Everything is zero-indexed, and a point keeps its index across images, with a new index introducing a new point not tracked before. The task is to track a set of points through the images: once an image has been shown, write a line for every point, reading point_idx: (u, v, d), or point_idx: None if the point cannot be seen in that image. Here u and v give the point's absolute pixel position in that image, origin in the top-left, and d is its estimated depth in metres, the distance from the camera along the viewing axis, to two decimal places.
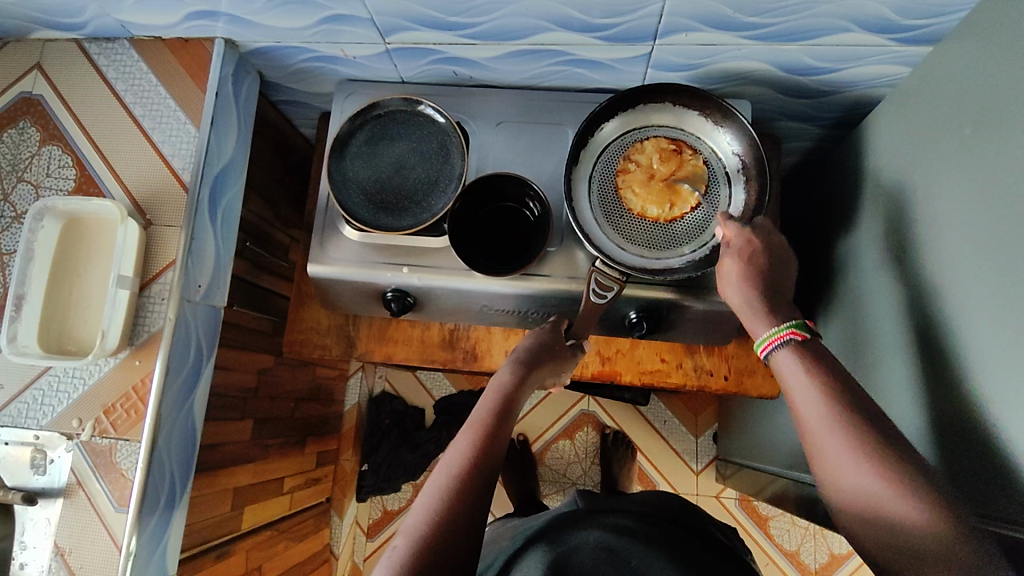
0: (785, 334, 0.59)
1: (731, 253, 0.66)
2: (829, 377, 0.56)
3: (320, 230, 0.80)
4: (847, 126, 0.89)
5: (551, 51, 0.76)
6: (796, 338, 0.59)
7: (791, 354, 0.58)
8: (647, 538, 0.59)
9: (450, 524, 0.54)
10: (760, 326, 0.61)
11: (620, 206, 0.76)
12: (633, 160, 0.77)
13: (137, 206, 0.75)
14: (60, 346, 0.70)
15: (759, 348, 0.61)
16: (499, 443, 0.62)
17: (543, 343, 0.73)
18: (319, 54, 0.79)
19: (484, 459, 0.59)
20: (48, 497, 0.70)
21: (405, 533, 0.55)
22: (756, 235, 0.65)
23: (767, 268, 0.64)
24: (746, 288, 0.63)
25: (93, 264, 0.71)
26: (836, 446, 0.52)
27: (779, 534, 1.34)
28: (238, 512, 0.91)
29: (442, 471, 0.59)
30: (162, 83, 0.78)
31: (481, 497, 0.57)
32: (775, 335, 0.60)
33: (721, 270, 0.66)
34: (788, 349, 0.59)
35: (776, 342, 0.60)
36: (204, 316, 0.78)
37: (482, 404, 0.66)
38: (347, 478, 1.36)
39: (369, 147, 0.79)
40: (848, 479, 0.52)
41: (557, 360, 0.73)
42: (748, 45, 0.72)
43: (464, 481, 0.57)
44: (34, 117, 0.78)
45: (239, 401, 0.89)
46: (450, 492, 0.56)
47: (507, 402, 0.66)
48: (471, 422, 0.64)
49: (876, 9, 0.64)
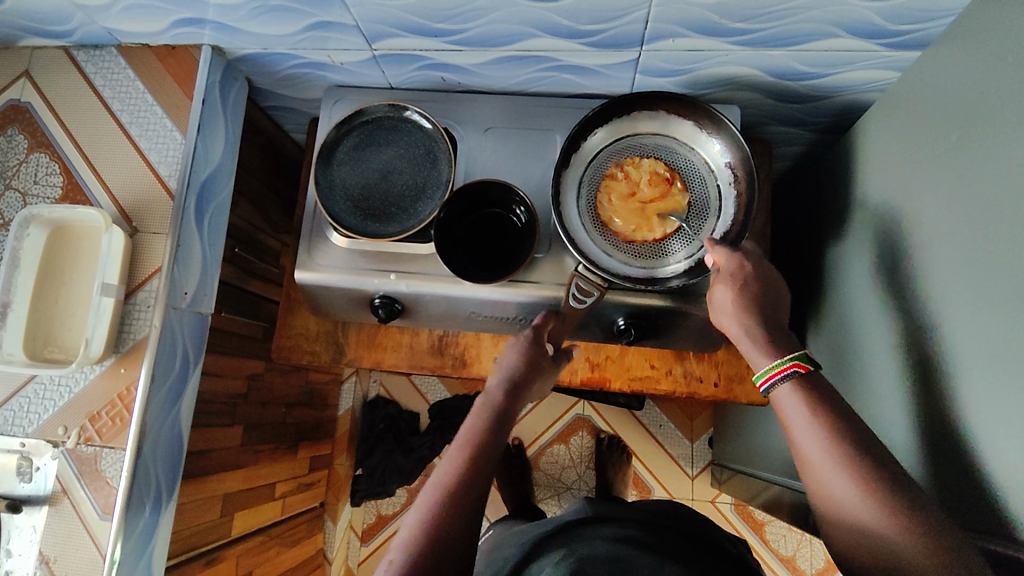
0: (787, 367, 0.57)
1: (723, 279, 0.65)
2: (829, 406, 0.54)
3: (308, 237, 0.80)
4: (838, 130, 0.88)
5: (538, 57, 0.75)
6: (799, 371, 0.56)
7: (792, 386, 0.56)
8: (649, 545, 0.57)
9: (438, 543, 0.54)
10: (761, 360, 0.59)
11: (600, 214, 0.76)
12: (624, 170, 0.76)
13: (123, 213, 0.75)
14: (45, 353, 0.70)
15: (759, 380, 0.59)
16: (488, 459, 0.61)
17: (531, 356, 0.71)
18: (306, 60, 0.79)
19: (472, 475, 0.58)
20: (33, 505, 0.70)
21: (399, 545, 0.54)
22: (748, 262, 0.65)
23: (760, 295, 0.63)
24: (741, 318, 0.63)
25: (78, 272, 0.71)
26: (839, 478, 0.51)
27: (775, 539, 1.33)
28: (227, 518, 0.91)
29: (435, 482, 0.58)
30: (149, 90, 0.78)
31: (474, 508, 0.57)
32: (776, 368, 0.57)
33: (713, 296, 0.66)
34: (789, 383, 0.56)
35: (778, 375, 0.57)
36: (191, 323, 0.78)
37: (471, 420, 0.66)
38: (341, 483, 1.37)
39: (356, 153, 0.79)
40: (848, 512, 0.50)
41: (546, 371, 0.72)
42: (735, 50, 0.71)
43: (453, 499, 0.56)
44: (21, 124, 0.78)
45: (227, 407, 0.89)
46: (439, 509, 0.56)
47: (497, 418, 0.65)
48: (461, 438, 0.63)
49: (864, 15, 0.64)
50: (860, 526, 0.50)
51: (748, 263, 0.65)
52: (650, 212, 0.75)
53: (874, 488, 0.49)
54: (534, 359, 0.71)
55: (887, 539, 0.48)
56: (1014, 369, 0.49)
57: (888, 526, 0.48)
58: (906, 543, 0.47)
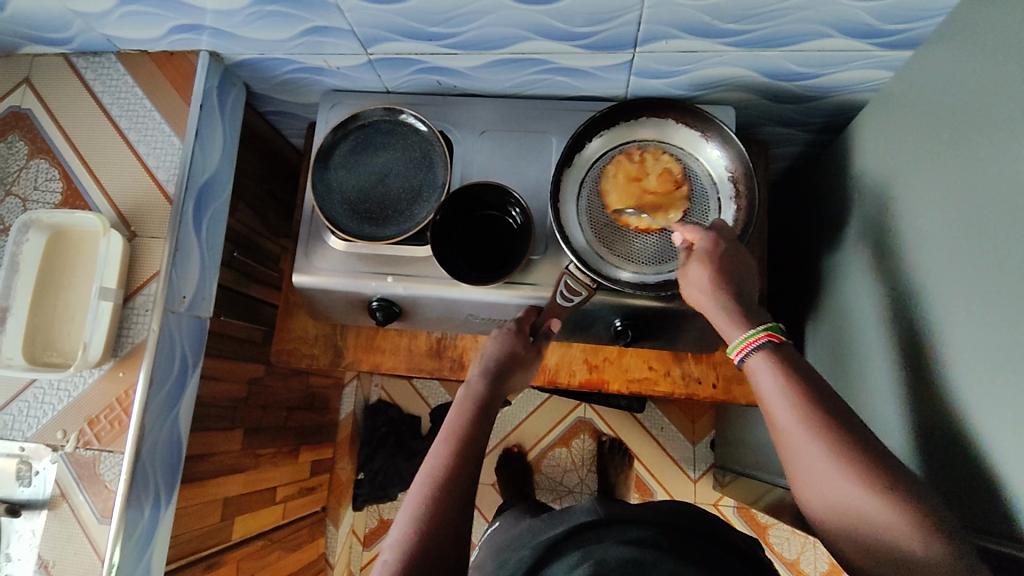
0: (760, 338, 0.57)
1: (696, 255, 0.64)
2: (800, 375, 0.55)
3: (306, 241, 0.80)
4: (834, 131, 0.88)
5: (532, 59, 0.76)
6: (772, 340, 0.57)
7: (765, 357, 0.57)
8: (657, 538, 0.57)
9: (430, 544, 0.54)
10: (736, 333, 0.59)
11: (602, 199, 0.76)
12: (647, 164, 0.77)
13: (121, 218, 0.76)
14: (44, 358, 0.70)
15: (734, 352, 0.59)
16: (474, 454, 0.60)
17: (512, 348, 0.70)
18: (303, 65, 0.79)
19: (459, 473, 0.58)
20: (32, 509, 0.71)
21: (390, 547, 0.54)
22: (721, 239, 0.65)
23: (730, 271, 0.63)
24: (713, 291, 0.62)
25: (76, 276, 0.72)
26: (809, 447, 0.51)
27: (778, 542, 1.33)
28: (228, 522, 0.91)
29: (421, 480, 0.58)
30: (147, 95, 0.78)
31: (462, 505, 0.57)
32: (748, 339, 0.58)
33: (686, 272, 0.65)
34: (762, 354, 0.57)
35: (752, 345, 0.57)
36: (189, 327, 0.78)
37: (454, 415, 0.65)
38: (343, 487, 1.36)
39: (353, 157, 0.79)
40: (820, 479, 0.51)
41: (528, 363, 0.71)
42: (729, 52, 0.72)
43: (442, 498, 0.56)
44: (22, 131, 0.79)
45: (227, 411, 0.89)
46: (428, 506, 0.56)
47: (480, 412, 0.64)
48: (445, 433, 0.62)
49: (856, 14, 0.64)
50: (833, 492, 0.50)
51: (722, 242, 0.65)
52: (649, 202, 0.75)
53: (845, 455, 0.50)
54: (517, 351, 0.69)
55: (860, 506, 0.49)
56: (1009, 366, 0.49)
57: (859, 493, 0.49)
58: (876, 509, 0.48)
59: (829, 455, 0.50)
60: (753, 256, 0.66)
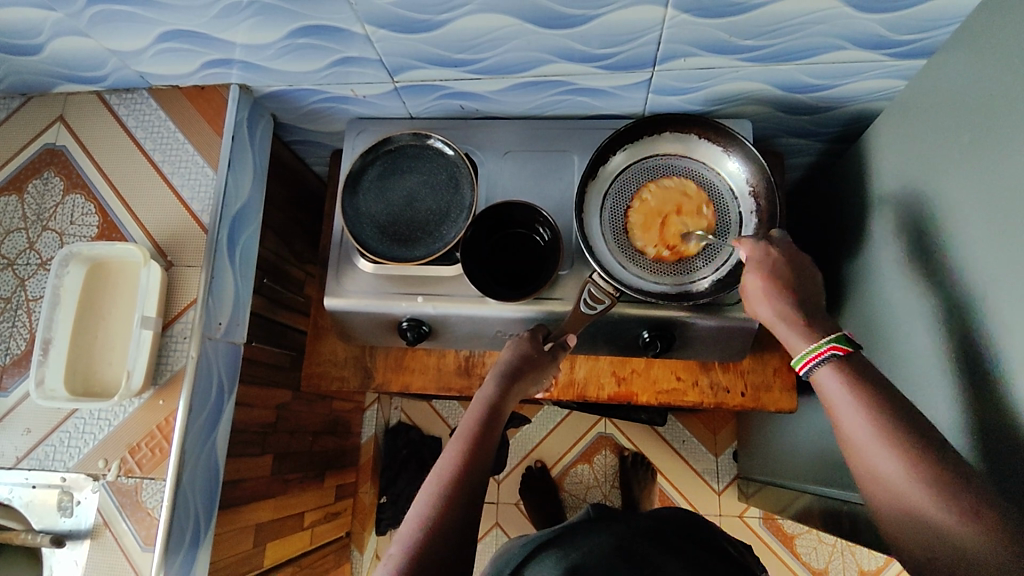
0: (825, 350, 0.58)
1: (752, 267, 0.66)
2: (868, 385, 0.54)
3: (336, 264, 0.82)
4: (848, 139, 0.90)
5: (554, 81, 0.78)
6: (837, 353, 0.57)
7: (830, 368, 0.57)
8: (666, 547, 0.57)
9: (435, 540, 0.53)
10: (801, 343, 0.61)
11: (625, 213, 0.78)
12: (683, 223, 0.76)
13: (158, 248, 0.77)
14: (86, 387, 0.71)
15: (800, 363, 0.60)
16: (486, 456, 0.60)
17: (524, 353, 0.70)
18: (330, 94, 0.81)
19: (471, 472, 0.57)
20: (75, 538, 0.71)
21: (399, 541, 0.53)
22: (774, 247, 0.67)
23: (790, 279, 0.64)
24: (780, 304, 0.63)
25: (117, 306, 0.73)
26: (879, 454, 0.51)
27: (806, 552, 1.32)
28: (260, 549, 0.91)
29: (432, 479, 0.57)
30: (179, 128, 0.81)
31: (471, 505, 0.56)
32: (816, 351, 0.58)
33: (745, 286, 0.67)
34: (829, 366, 0.57)
35: (817, 358, 0.58)
36: (225, 353, 0.79)
37: (467, 417, 0.64)
38: (366, 513, 1.37)
39: (381, 181, 0.81)
40: (893, 495, 0.50)
41: (540, 369, 0.70)
42: (745, 67, 0.74)
43: (451, 495, 0.55)
44: (57, 167, 0.81)
45: (258, 437, 0.90)
46: (438, 503, 0.55)
47: (493, 414, 0.64)
48: (459, 432, 0.62)
49: (869, 26, 0.66)
50: (905, 504, 0.49)
51: (768, 257, 0.66)
52: (668, 234, 0.76)
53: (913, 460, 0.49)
54: (529, 356, 0.70)
55: (930, 516, 0.47)
56: None
57: (932, 509, 0.47)
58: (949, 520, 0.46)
59: (899, 458, 0.50)
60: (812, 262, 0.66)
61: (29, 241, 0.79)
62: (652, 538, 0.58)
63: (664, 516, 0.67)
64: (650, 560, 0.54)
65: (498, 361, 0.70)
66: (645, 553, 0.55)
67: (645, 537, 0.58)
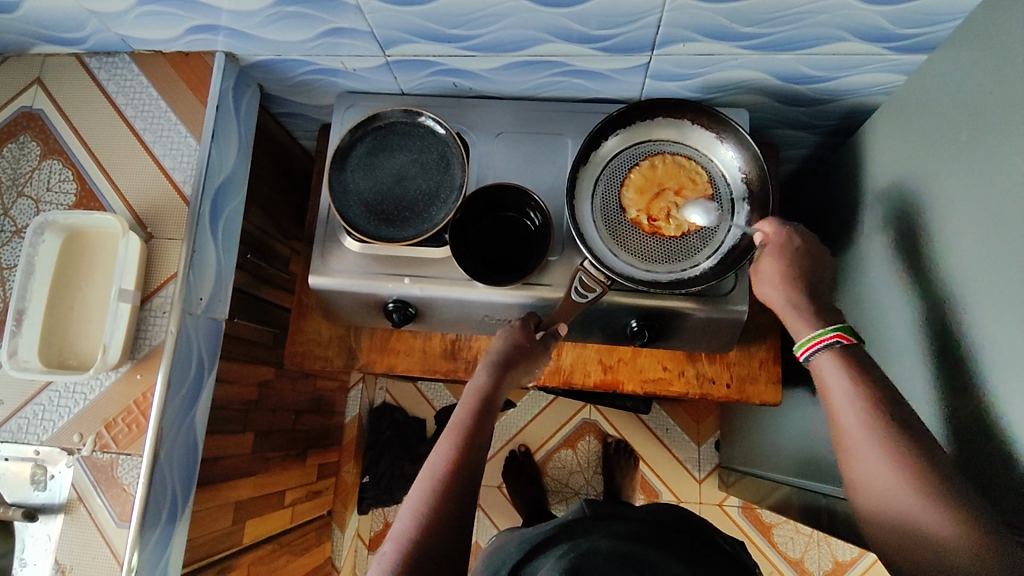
0: (830, 337, 0.57)
1: (771, 250, 0.65)
2: (869, 382, 0.54)
3: (321, 242, 0.81)
4: (844, 133, 0.89)
5: (549, 62, 0.76)
6: (842, 341, 0.57)
7: (832, 357, 0.57)
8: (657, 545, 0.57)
9: (432, 539, 0.51)
10: (805, 329, 0.60)
11: (616, 197, 0.77)
12: (670, 218, 0.76)
13: (137, 219, 0.75)
14: (60, 360, 0.69)
15: (801, 349, 0.60)
16: (481, 448, 0.58)
17: (517, 342, 0.68)
18: (319, 66, 0.79)
19: (465, 466, 0.56)
20: (48, 513, 0.70)
21: (393, 540, 0.51)
22: (797, 235, 0.65)
23: (807, 268, 0.63)
24: (788, 289, 0.62)
25: (94, 278, 0.71)
26: (865, 449, 0.51)
27: (783, 541, 1.34)
28: (239, 526, 0.90)
29: (425, 475, 0.55)
30: (163, 97, 0.78)
31: (466, 501, 0.54)
32: (819, 337, 0.58)
33: (759, 268, 0.66)
34: (831, 354, 0.57)
35: (819, 344, 0.58)
36: (205, 328, 0.77)
37: (461, 409, 0.63)
38: (348, 490, 1.35)
39: (369, 159, 0.79)
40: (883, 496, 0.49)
41: (532, 358, 0.69)
42: (745, 55, 0.73)
43: (447, 487, 0.54)
44: (34, 131, 0.78)
45: (240, 414, 0.89)
46: (433, 501, 0.53)
47: (485, 406, 0.63)
48: (451, 424, 0.60)
49: (871, 18, 0.65)
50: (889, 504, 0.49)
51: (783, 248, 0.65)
52: (657, 215, 0.76)
53: (901, 458, 0.49)
54: (522, 345, 0.68)
55: (907, 511, 0.48)
56: None
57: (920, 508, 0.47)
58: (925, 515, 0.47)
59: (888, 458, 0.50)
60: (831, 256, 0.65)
61: (4, 207, 0.77)
62: (642, 536, 0.58)
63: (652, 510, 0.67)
64: (649, 565, 0.53)
65: (489, 352, 0.68)
66: (644, 559, 0.54)
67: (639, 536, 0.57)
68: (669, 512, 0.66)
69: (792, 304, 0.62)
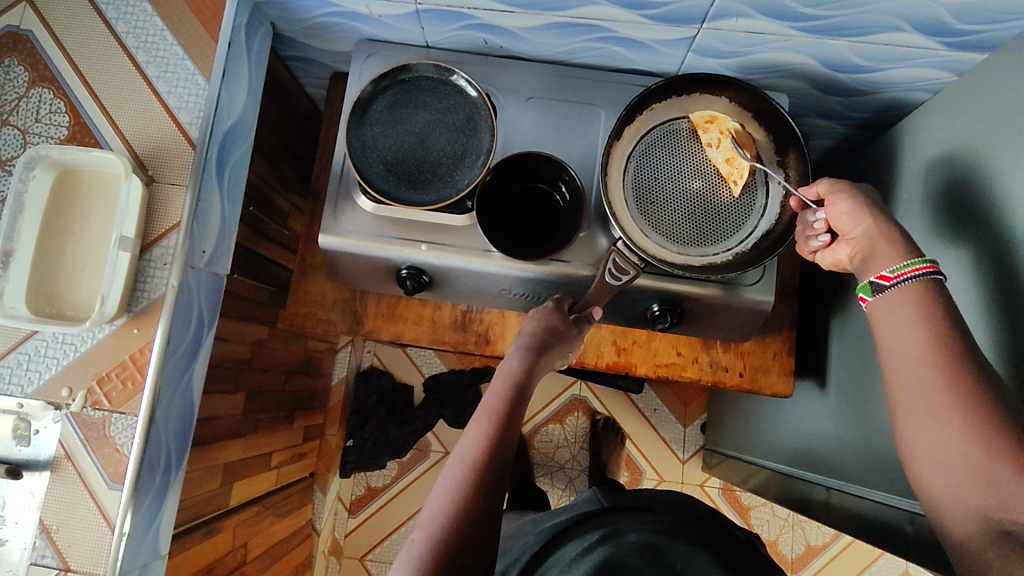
0: (922, 266, 0.54)
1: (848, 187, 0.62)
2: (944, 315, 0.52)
3: (334, 199, 0.76)
4: (875, 127, 0.88)
5: (591, 26, 0.72)
6: (935, 271, 0.54)
7: (918, 288, 0.53)
8: (685, 538, 0.57)
9: (464, 528, 0.51)
10: (887, 258, 0.56)
11: (651, 174, 0.74)
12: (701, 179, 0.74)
13: (138, 160, 0.70)
14: (50, 308, 0.64)
15: (890, 275, 0.55)
16: (513, 436, 0.58)
17: (551, 324, 0.67)
18: (341, 9, 0.73)
19: (497, 456, 0.56)
20: (33, 470, 0.65)
21: (423, 526, 0.52)
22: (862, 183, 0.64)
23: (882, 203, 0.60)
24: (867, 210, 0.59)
25: (89, 222, 0.65)
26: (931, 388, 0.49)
27: (759, 524, 1.37)
28: (227, 488, 0.87)
29: (456, 461, 0.56)
30: (169, 27, 0.71)
31: (496, 490, 0.54)
32: (911, 266, 0.54)
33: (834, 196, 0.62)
34: (916, 285, 0.54)
35: (909, 273, 0.54)
36: (207, 283, 0.72)
37: (491, 393, 0.63)
38: (331, 454, 1.31)
39: (393, 113, 0.74)
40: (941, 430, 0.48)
41: (565, 343, 0.68)
42: (795, 37, 0.70)
43: (479, 477, 0.54)
44: (22, 55, 0.71)
45: (233, 373, 0.85)
46: (465, 488, 0.53)
47: (519, 392, 0.62)
48: (483, 408, 0.60)
49: (935, 10, 0.63)
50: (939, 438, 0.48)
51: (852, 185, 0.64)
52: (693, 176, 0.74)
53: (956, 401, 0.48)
54: (556, 329, 0.67)
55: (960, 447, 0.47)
56: None
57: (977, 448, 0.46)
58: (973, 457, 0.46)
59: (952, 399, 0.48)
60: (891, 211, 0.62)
61: None
62: (667, 528, 0.58)
63: (667, 502, 0.67)
64: None
65: (522, 334, 0.67)
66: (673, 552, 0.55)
67: (666, 528, 0.58)
68: (689, 510, 0.67)
69: (876, 222, 0.58)
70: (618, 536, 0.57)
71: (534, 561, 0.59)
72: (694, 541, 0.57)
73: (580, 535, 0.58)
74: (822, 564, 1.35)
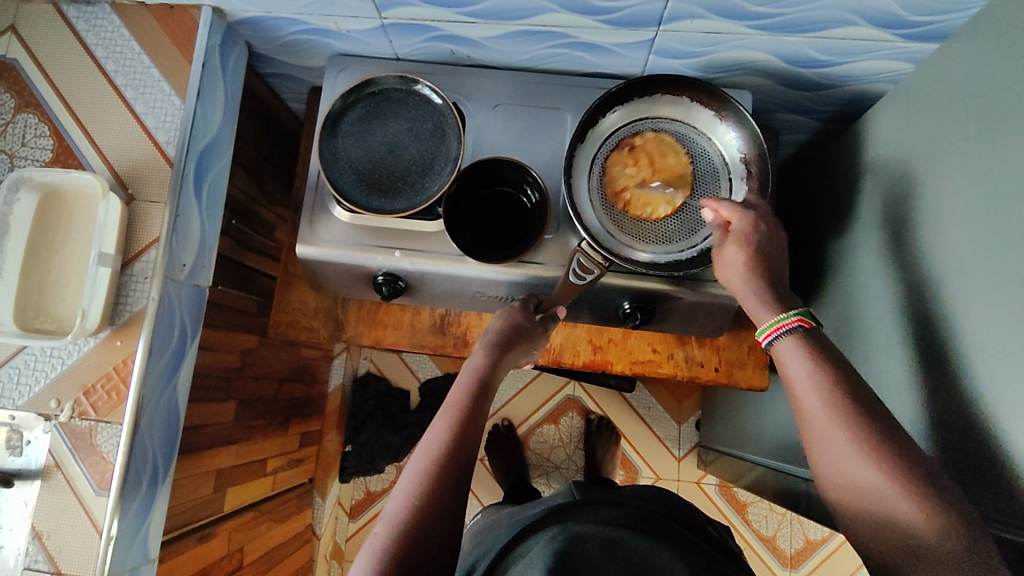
0: (790, 321, 0.58)
1: (732, 239, 0.65)
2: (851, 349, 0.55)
3: (310, 210, 0.78)
4: (844, 120, 0.88)
5: (552, 33, 0.74)
6: (803, 326, 0.58)
7: (793, 342, 0.57)
8: (646, 532, 0.59)
9: (426, 522, 0.53)
10: (765, 315, 0.61)
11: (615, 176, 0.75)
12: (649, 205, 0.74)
13: (118, 179, 0.73)
14: (36, 324, 0.67)
15: (763, 334, 0.60)
16: (476, 431, 0.60)
17: (516, 322, 0.69)
18: (311, 26, 0.75)
19: (460, 451, 0.58)
20: (25, 478, 0.68)
21: (386, 520, 0.54)
22: (758, 220, 0.65)
23: (767, 255, 0.63)
24: (748, 278, 0.63)
25: (72, 240, 0.68)
26: (828, 431, 0.52)
27: (757, 520, 1.37)
28: (220, 494, 0.89)
29: (419, 457, 0.58)
30: (145, 51, 0.74)
31: (458, 485, 0.56)
32: (779, 322, 0.59)
33: (722, 256, 0.65)
34: (792, 338, 0.57)
35: (780, 329, 0.58)
36: (188, 296, 0.75)
37: (456, 391, 0.65)
38: (330, 461, 1.33)
39: (363, 125, 0.77)
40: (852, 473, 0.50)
41: (530, 340, 0.70)
42: (752, 35, 0.71)
43: (441, 472, 0.56)
44: (8, 82, 0.74)
45: (222, 381, 0.87)
46: (427, 484, 0.55)
47: (483, 389, 0.64)
48: (448, 406, 0.62)
49: (885, 3, 0.63)
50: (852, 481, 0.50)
51: (761, 224, 0.64)
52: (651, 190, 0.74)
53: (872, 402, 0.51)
54: (520, 327, 0.69)
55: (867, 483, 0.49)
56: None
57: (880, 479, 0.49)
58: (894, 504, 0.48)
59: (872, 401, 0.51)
60: (784, 231, 0.66)
61: None
62: (630, 523, 0.60)
63: (639, 498, 0.68)
64: (640, 552, 0.56)
65: (487, 333, 0.69)
66: (631, 546, 0.56)
67: (631, 523, 0.60)
68: (661, 504, 0.68)
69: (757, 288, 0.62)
70: (579, 528, 0.59)
71: (501, 552, 0.61)
72: (656, 535, 0.59)
73: (546, 532, 0.60)
74: (821, 559, 1.35)
